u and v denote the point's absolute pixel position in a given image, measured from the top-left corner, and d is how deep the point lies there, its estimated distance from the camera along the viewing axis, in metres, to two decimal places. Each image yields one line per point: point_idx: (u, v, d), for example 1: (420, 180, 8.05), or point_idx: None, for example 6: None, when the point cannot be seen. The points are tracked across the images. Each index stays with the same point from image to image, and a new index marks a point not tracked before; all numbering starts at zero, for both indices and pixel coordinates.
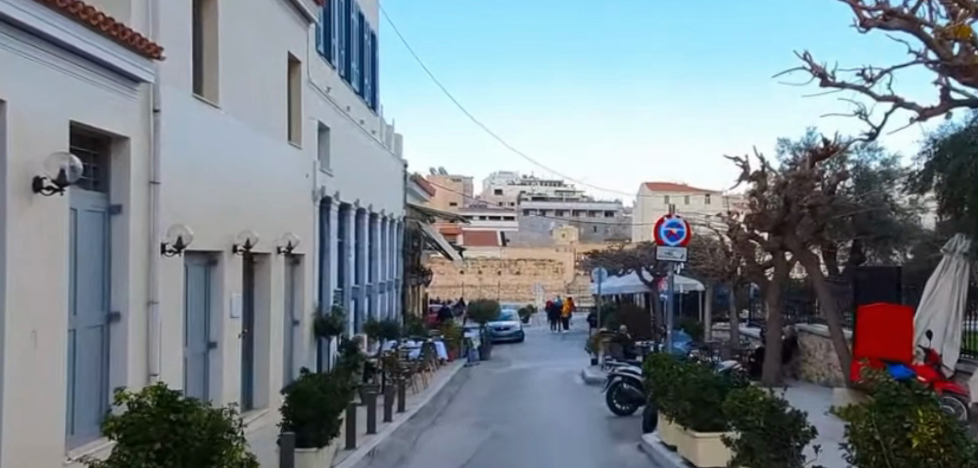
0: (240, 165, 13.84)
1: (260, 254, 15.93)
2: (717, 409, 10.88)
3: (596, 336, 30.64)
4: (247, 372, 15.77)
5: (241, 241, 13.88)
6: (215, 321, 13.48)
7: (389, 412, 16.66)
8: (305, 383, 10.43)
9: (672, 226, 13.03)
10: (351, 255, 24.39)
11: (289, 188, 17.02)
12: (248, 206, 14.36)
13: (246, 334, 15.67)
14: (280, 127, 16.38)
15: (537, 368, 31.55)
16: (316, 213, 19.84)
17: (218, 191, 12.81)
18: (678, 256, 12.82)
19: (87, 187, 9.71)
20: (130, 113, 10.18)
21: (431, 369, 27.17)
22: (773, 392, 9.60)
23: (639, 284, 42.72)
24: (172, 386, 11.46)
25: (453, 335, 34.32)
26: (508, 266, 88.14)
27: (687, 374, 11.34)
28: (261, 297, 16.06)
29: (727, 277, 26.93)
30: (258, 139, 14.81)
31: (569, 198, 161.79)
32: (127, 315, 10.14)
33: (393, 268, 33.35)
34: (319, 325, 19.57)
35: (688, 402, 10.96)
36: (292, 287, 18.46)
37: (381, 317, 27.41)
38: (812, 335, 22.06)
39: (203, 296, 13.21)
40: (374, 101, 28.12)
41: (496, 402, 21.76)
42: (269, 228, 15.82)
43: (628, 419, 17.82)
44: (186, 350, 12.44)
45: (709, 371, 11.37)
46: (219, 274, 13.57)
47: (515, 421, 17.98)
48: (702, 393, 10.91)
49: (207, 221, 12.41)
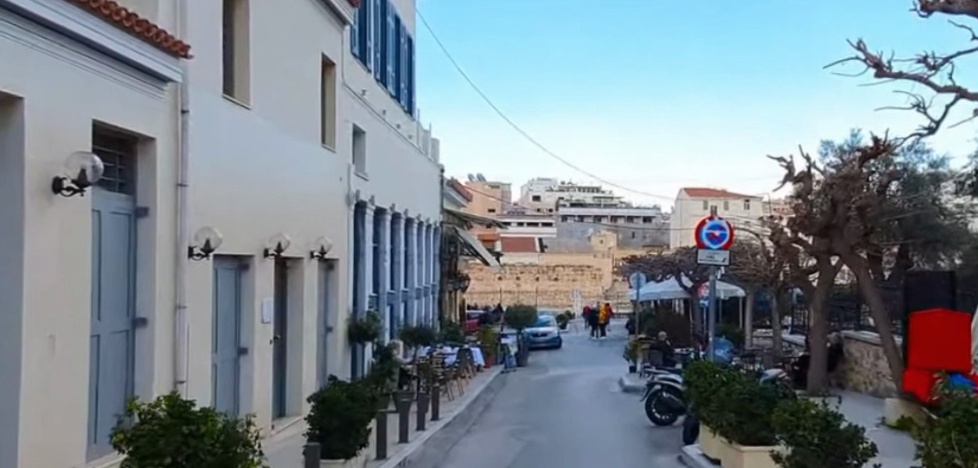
0: (270, 167, 13.56)
1: (293, 258, 15.65)
2: (764, 422, 10.40)
3: (635, 342, 30.13)
4: (279, 378, 15.51)
5: (273, 245, 13.60)
6: (245, 326, 13.20)
7: (422, 420, 16.32)
8: (331, 391, 10.06)
9: (714, 228, 12.54)
10: (386, 260, 24.10)
11: (322, 191, 16.74)
12: (280, 209, 14.08)
13: (278, 340, 15.40)
14: (313, 129, 16.11)
15: (575, 375, 31.09)
16: (350, 217, 19.55)
17: (248, 193, 12.53)
18: (720, 259, 12.37)
19: (113, 188, 9.43)
20: (157, 113, 9.91)
21: (467, 376, 26.82)
22: (827, 405, 9.16)
23: (679, 290, 42.10)
24: (200, 393, 11.19)
25: (489, 341, 33.96)
26: (546, 272, 87.67)
27: (731, 385, 10.85)
28: (292, 302, 15.78)
29: (769, 283, 26.32)
30: (289, 141, 14.53)
31: (607, 204, 160.88)
32: (153, 321, 9.87)
33: (429, 274, 33.05)
34: (353, 330, 19.28)
35: (733, 413, 10.49)
36: (326, 293, 18.18)
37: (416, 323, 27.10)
38: (858, 342, 21.42)
39: (234, 302, 12.95)
40: (410, 105, 27.81)
41: (532, 410, 21.35)
42: (302, 232, 15.53)
43: (668, 429, 17.33)
44: (215, 358, 12.16)
45: (755, 381, 10.87)
46: (250, 279, 13.29)
47: (553, 430, 17.57)
48: (748, 405, 10.43)
49: (237, 223, 12.12)
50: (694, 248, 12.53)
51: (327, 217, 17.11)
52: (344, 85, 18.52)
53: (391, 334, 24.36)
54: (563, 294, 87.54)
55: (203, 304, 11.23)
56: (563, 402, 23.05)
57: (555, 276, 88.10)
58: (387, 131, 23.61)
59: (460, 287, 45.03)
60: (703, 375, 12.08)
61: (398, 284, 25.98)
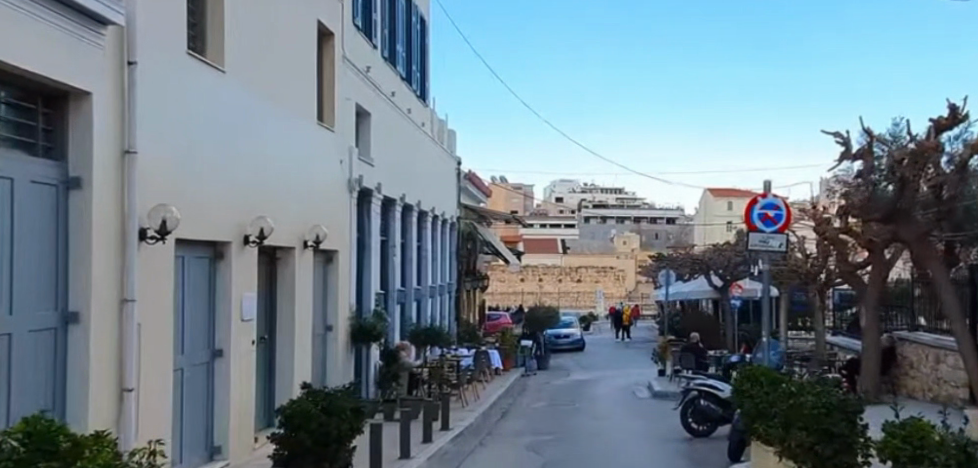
0: (250, 143, 11.83)
1: (283, 249, 13.89)
2: (850, 443, 8.51)
3: (664, 343, 28.20)
4: (266, 383, 13.76)
5: (254, 231, 11.82)
6: (221, 325, 11.40)
7: (429, 432, 14.54)
8: (303, 403, 8.46)
9: (767, 209, 10.71)
10: (396, 255, 22.31)
11: (317, 174, 14.99)
12: (262, 191, 12.31)
13: (265, 340, 13.65)
14: (307, 104, 14.36)
15: (600, 380, 29.18)
16: (353, 206, 17.77)
17: (221, 170, 10.80)
18: (776, 245, 10.46)
19: (37, 152, 7.70)
20: (97, 65, 8.16)
21: (484, 381, 25.00)
22: (947, 426, 7.25)
23: (708, 289, 40.02)
24: (157, 402, 9.41)
25: (509, 343, 32.11)
26: (568, 273, 85.70)
27: (801, 395, 8.98)
28: (283, 298, 14.00)
29: (811, 281, 24.30)
30: (276, 115, 12.81)
31: (629, 204, 158.63)
32: (90, 317, 8.10)
33: (446, 272, 31.25)
34: (358, 330, 17.47)
35: (807, 433, 8.63)
36: (325, 288, 16.42)
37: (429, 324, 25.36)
38: (916, 344, 19.50)
39: (207, 296, 11.17)
40: (424, 91, 26.01)
41: (553, 418, 19.51)
42: (292, 218, 13.77)
43: (707, 441, 15.46)
44: (182, 362, 10.40)
45: (829, 389, 8.96)
46: (227, 270, 11.47)
47: (578, 444, 15.72)
48: (826, 420, 8.56)
49: (205, 201, 10.37)
50: (745, 231, 10.67)
51: (323, 203, 15.35)
52: (346, 58, 16.76)
53: (402, 336, 22.59)
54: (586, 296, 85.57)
55: (162, 298, 9.47)
56: (588, 410, 21.17)
57: (578, 277, 86.15)
58: (398, 115, 21.83)
59: (478, 287, 43.19)
60: (757, 383, 10.16)
61: (409, 282, 24.17)
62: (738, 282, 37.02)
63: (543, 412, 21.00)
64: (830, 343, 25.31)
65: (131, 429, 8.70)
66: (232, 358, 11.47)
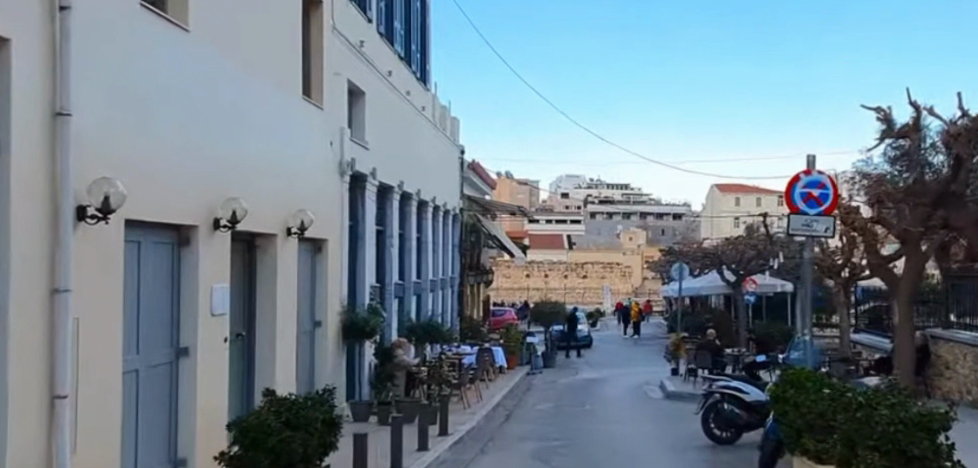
0: (221, 113, 10.46)
1: (264, 236, 12.51)
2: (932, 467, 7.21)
3: (678, 341, 26.78)
4: (243, 382, 12.35)
5: (225, 214, 10.44)
6: (186, 319, 10.01)
7: (424, 440, 13.16)
8: (262, 416, 7.13)
9: (811, 188, 9.29)
10: (394, 247, 20.95)
11: (302, 153, 13.62)
12: (235, 168, 10.92)
13: (242, 337, 12.25)
14: (289, 76, 12.94)
15: (609, 379, 27.80)
16: (345, 192, 16.36)
17: (181, 141, 9.42)
18: (822, 230, 9.14)
19: None
20: (19, 6, 6.77)
21: (487, 380, 23.63)
22: None
23: (718, 284, 38.30)
24: (102, 408, 8.04)
25: (514, 340, 30.72)
26: (574, 269, 84.22)
27: (870, 409, 7.63)
28: (263, 291, 12.62)
29: (834, 276, 22.86)
30: (253, 83, 11.44)
31: (636, 199, 157.00)
32: (8, 310, 6.71)
33: (448, 264, 29.92)
34: (350, 327, 16.07)
35: (884, 456, 7.29)
36: (313, 281, 15.05)
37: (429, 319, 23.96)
38: (952, 342, 18.14)
39: (169, 286, 9.78)
40: (424, 73, 24.62)
41: (561, 422, 18.14)
42: (273, 199, 12.40)
43: (732, 449, 14.05)
44: (138, 363, 9.01)
45: (902, 402, 7.62)
46: (192, 258, 10.06)
47: (589, 451, 14.29)
48: (904, 440, 7.24)
49: (162, 175, 8.99)
50: (787, 214, 9.34)
51: (310, 186, 13.98)
52: (336, 28, 15.33)
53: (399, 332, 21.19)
54: (592, 292, 84.13)
55: (106, 288, 8.06)
56: (598, 413, 19.77)
57: (584, 273, 84.69)
58: (396, 97, 20.43)
59: (483, 281, 41.83)
60: (801, 386, 8.75)
61: (409, 276, 22.87)
62: (752, 277, 35.56)
63: (549, 414, 19.63)
64: (854, 341, 23.90)
65: (65, 444, 7.33)
66: (199, 358, 10.07)
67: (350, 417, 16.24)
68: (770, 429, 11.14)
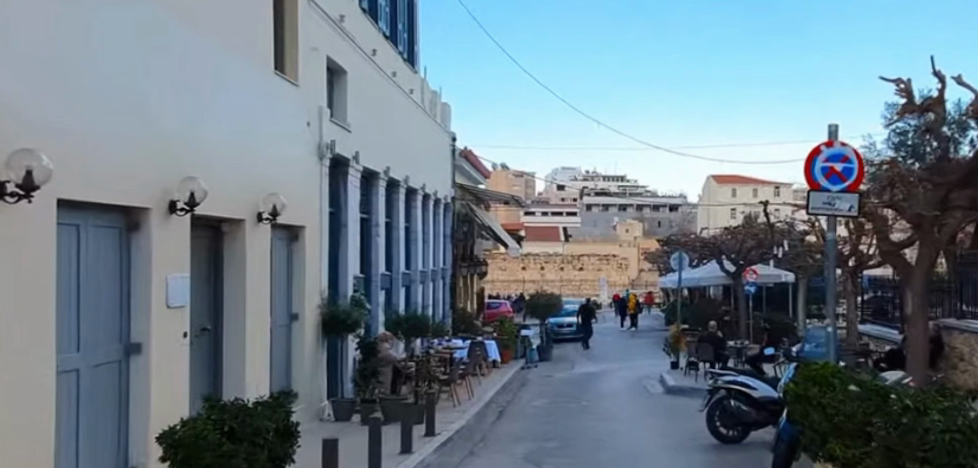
0: (172, 83, 9.46)
1: (231, 222, 11.51)
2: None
3: (678, 333, 25.84)
4: (209, 383, 11.34)
5: (181, 196, 9.45)
6: (137, 313, 9.00)
7: (408, 442, 12.17)
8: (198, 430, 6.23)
9: (833, 162, 8.32)
10: (381, 236, 19.98)
11: (273, 132, 12.62)
12: (191, 145, 9.93)
13: (207, 332, 11.24)
14: (255, 47, 11.94)
15: (607, 372, 26.86)
16: (325, 176, 15.37)
17: (123, 113, 8.41)
18: (844, 208, 8.27)
19: None
20: None
21: (478, 376, 22.64)
22: None
23: (719, 275, 37.42)
24: (30, 417, 7.03)
25: (508, 333, 29.78)
26: (571, 261, 83.22)
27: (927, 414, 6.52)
28: (230, 282, 11.61)
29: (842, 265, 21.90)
30: (209, 53, 10.42)
31: (632, 191, 156.12)
32: None
33: (439, 255, 28.96)
34: (330, 320, 15.06)
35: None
36: (289, 273, 14.07)
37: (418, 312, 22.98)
38: (968, 333, 17.19)
39: (114, 277, 8.77)
40: (411, 55, 23.67)
41: (557, 420, 17.16)
42: (239, 180, 11.40)
43: (739, 449, 13.10)
44: (78, 362, 8.04)
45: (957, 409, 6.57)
46: (143, 245, 9.04)
47: (586, 452, 13.32)
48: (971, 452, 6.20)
49: (100, 151, 7.98)
50: (806, 192, 8.43)
51: (282, 167, 12.98)
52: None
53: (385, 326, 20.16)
54: (589, 284, 83.12)
55: (34, 279, 7.05)
56: (597, 410, 18.80)
57: (580, 265, 83.68)
58: (380, 78, 19.45)
59: (477, 273, 40.90)
60: (827, 386, 7.70)
61: (397, 267, 21.89)
62: (753, 267, 34.62)
63: (544, 411, 18.66)
64: (861, 333, 22.94)
65: None
66: (153, 355, 9.07)
67: (331, 416, 15.24)
68: (784, 429, 10.15)
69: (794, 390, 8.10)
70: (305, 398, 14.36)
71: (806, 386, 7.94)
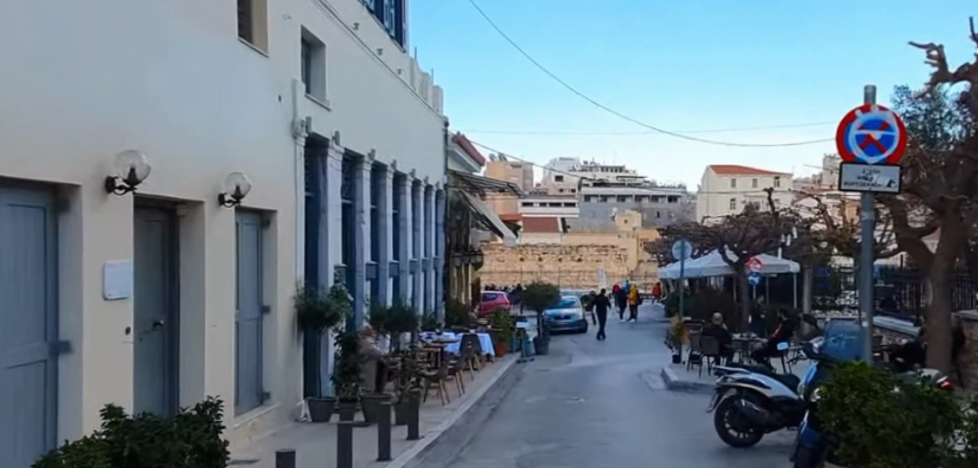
0: (106, 41, 8.31)
1: (187, 204, 10.34)
2: None
3: (679, 326, 24.72)
4: (162, 385, 10.18)
5: (120, 172, 8.28)
6: (68, 307, 7.84)
7: (387, 448, 11.03)
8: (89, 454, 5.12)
9: (870, 128, 7.49)
10: (366, 223, 18.84)
11: (237, 103, 11.47)
12: (132, 114, 8.77)
13: (160, 328, 10.08)
14: (213, 10, 10.79)
15: (605, 366, 25.76)
16: (300, 157, 14.21)
17: (42, 72, 7.25)
18: (885, 184, 7.45)
19: None
20: None
21: (470, 371, 21.51)
22: None
23: (721, 265, 36.28)
24: None
25: (503, 325, 28.65)
26: (569, 252, 82.06)
27: None
28: (187, 272, 10.43)
29: None
30: (153, 10, 9.27)
31: (631, 181, 154.92)
32: None
33: (432, 244, 27.86)
34: (306, 313, 13.89)
35: None
36: (259, 262, 12.90)
37: (406, 303, 21.85)
38: None
39: (38, 265, 7.61)
40: (398, 33, 22.57)
41: (552, 419, 16.04)
42: (195, 156, 10.25)
43: (750, 453, 11.99)
44: None
45: None
46: (73, 229, 7.86)
47: (584, 456, 12.16)
48: None
49: (13, 117, 6.84)
50: (838, 164, 7.58)
51: (249, 143, 11.84)
52: None
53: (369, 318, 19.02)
54: (588, 276, 81.94)
55: None
56: (595, 408, 17.68)
57: (579, 256, 82.51)
58: (363, 55, 18.33)
59: (472, 263, 39.75)
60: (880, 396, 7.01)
61: (384, 256, 20.79)
62: (755, 257, 33.52)
63: (539, 409, 17.56)
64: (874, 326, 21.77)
65: None
66: (86, 355, 7.90)
67: (307, 416, 14.04)
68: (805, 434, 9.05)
69: (828, 394, 7.34)
70: (281, 399, 13.19)
71: (841, 395, 7.24)
